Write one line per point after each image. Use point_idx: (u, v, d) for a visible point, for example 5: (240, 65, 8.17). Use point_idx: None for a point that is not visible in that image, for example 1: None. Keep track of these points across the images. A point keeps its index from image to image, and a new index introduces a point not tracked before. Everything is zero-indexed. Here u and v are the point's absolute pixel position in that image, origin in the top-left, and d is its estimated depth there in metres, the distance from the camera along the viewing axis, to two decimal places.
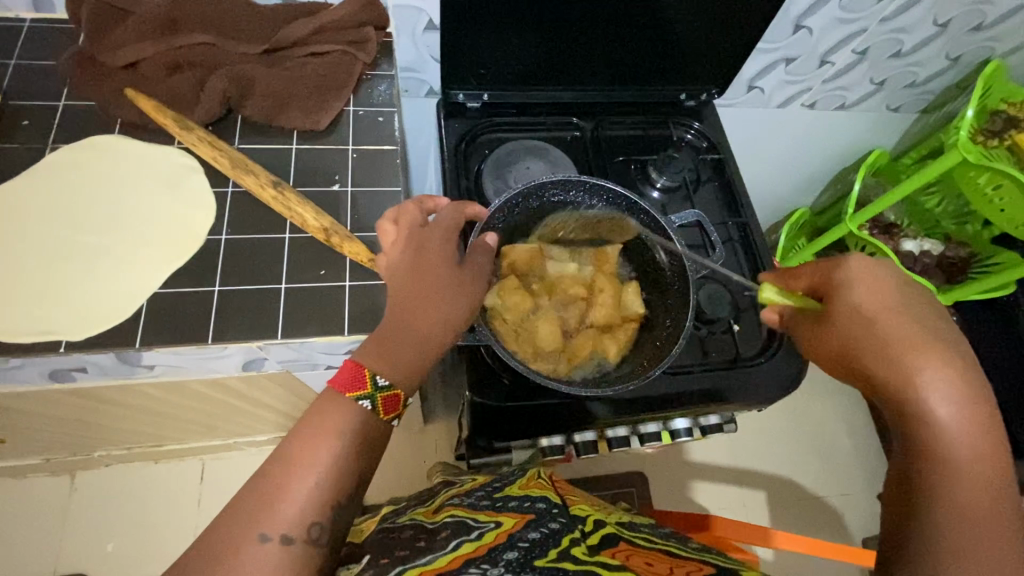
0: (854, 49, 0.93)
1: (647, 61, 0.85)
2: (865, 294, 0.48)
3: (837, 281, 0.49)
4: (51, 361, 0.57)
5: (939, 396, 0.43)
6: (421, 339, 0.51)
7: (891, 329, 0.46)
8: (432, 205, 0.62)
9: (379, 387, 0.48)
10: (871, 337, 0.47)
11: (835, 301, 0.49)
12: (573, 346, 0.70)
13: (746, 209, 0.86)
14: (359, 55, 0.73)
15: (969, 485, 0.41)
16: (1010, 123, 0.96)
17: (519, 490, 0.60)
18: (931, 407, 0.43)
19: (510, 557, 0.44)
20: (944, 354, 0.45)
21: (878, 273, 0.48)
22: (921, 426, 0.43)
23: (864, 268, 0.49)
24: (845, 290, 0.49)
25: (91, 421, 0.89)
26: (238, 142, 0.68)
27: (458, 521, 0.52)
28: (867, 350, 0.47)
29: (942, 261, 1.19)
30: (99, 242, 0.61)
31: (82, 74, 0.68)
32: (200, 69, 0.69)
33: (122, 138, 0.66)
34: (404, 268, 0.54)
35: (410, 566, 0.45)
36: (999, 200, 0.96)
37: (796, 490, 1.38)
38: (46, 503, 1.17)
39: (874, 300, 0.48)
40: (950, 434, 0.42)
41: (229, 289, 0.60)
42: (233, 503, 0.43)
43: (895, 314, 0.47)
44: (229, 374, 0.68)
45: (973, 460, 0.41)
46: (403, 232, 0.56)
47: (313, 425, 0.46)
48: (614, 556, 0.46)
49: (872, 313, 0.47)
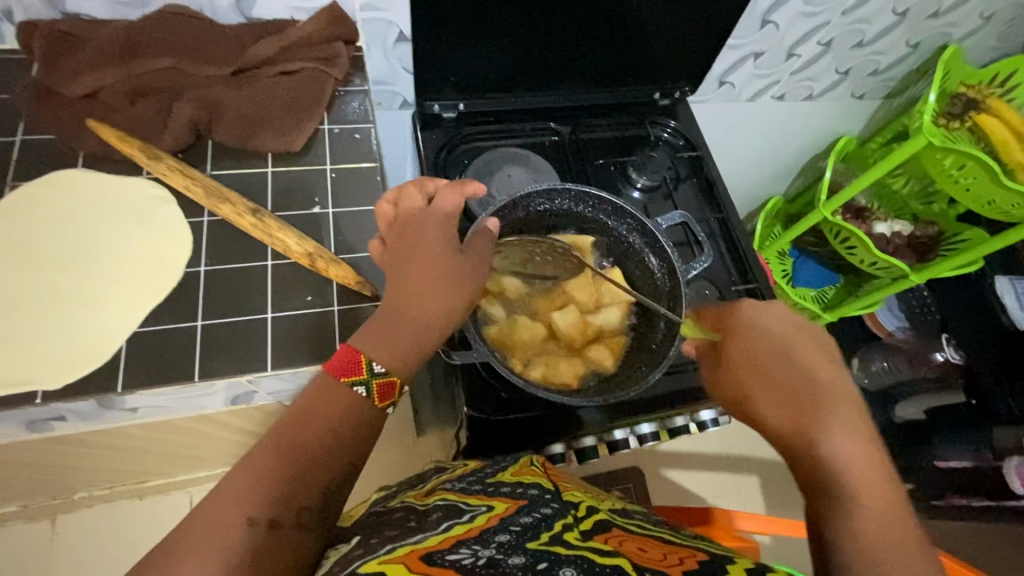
0: (819, 40, 0.95)
1: (619, 65, 0.86)
2: (756, 331, 0.52)
3: (734, 321, 0.54)
4: (29, 413, 0.55)
5: (825, 431, 0.43)
6: (414, 326, 0.52)
7: (774, 364, 0.49)
8: (432, 187, 0.61)
9: (373, 373, 0.47)
10: (760, 370, 0.49)
11: (734, 338, 0.53)
12: (557, 363, 0.69)
13: (727, 205, 0.87)
14: (330, 71, 0.71)
15: (876, 502, 0.39)
16: (970, 105, 1.00)
17: (510, 476, 0.59)
18: (818, 426, 0.44)
19: (502, 539, 0.42)
20: (822, 384, 0.46)
21: (765, 315, 0.53)
22: (809, 444, 0.43)
23: (755, 314, 0.53)
24: (742, 332, 0.52)
25: (69, 466, 0.85)
26: (210, 168, 0.66)
27: (448, 504, 0.51)
28: (762, 384, 0.49)
29: (912, 241, 1.23)
30: (68, 285, 0.58)
31: (39, 105, 0.65)
32: (165, 95, 0.66)
33: (88, 172, 0.63)
34: (400, 253, 0.56)
35: (400, 544, 0.42)
36: (964, 180, 0.99)
37: (788, 472, 1.41)
38: (24, 553, 1.12)
39: (761, 342, 0.51)
40: (840, 457, 0.42)
41: (215, 323, 0.58)
42: (221, 488, 0.41)
43: (782, 355, 0.49)
44: (217, 409, 0.65)
45: (869, 482, 0.40)
46: (398, 216, 0.58)
47: (302, 411, 0.45)
48: (608, 542, 0.44)
49: (759, 351, 0.50)
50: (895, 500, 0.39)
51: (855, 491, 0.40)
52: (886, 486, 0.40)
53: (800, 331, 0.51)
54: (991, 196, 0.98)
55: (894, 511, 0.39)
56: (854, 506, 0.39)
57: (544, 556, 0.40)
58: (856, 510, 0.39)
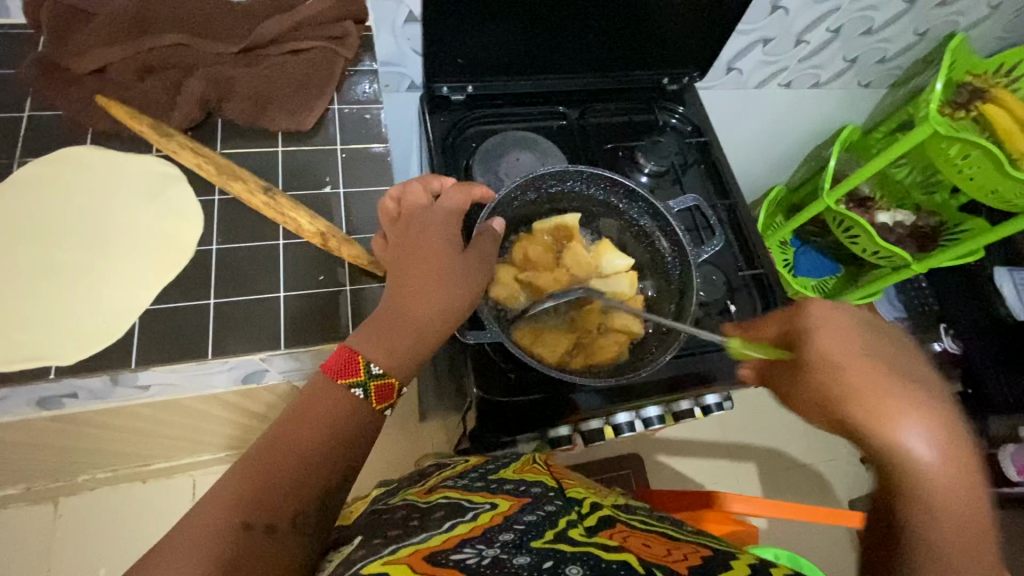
0: (827, 27, 0.95)
1: (629, 50, 0.85)
2: (828, 332, 0.43)
3: (804, 322, 0.45)
4: (41, 389, 0.55)
5: (917, 446, 0.40)
6: (415, 324, 0.52)
7: (857, 373, 0.42)
8: (438, 184, 0.63)
9: (372, 375, 0.48)
10: (841, 380, 0.42)
11: (806, 341, 0.44)
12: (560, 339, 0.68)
13: (734, 190, 0.87)
14: (341, 51, 0.70)
15: (954, 516, 0.39)
16: (975, 95, 1.01)
17: (513, 473, 0.59)
18: (908, 447, 0.40)
19: (507, 538, 0.43)
20: (914, 390, 0.41)
21: (837, 311, 0.45)
22: (902, 464, 0.40)
23: (828, 309, 0.44)
24: (813, 335, 0.44)
25: (76, 446, 0.85)
26: (220, 146, 0.66)
27: (452, 503, 0.51)
28: (847, 396, 0.42)
29: (915, 230, 1.24)
30: (78, 262, 0.57)
31: (47, 82, 0.64)
32: (174, 72, 0.65)
33: (98, 149, 0.63)
34: (403, 250, 0.56)
35: (403, 545, 0.42)
36: (968, 168, 0.99)
37: (786, 459, 1.43)
38: (28, 534, 1.12)
39: (838, 345, 0.43)
40: (928, 478, 0.39)
41: (227, 301, 0.58)
42: (227, 485, 0.41)
43: (870, 361, 0.42)
44: (227, 389, 0.65)
45: (952, 497, 0.39)
46: (403, 212, 0.59)
47: (300, 411, 0.46)
48: (613, 538, 0.44)
49: (839, 357, 0.43)
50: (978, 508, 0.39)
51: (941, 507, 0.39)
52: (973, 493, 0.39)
53: (870, 325, 0.44)
54: (995, 185, 0.98)
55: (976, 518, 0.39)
56: (942, 526, 0.39)
57: (549, 555, 0.40)
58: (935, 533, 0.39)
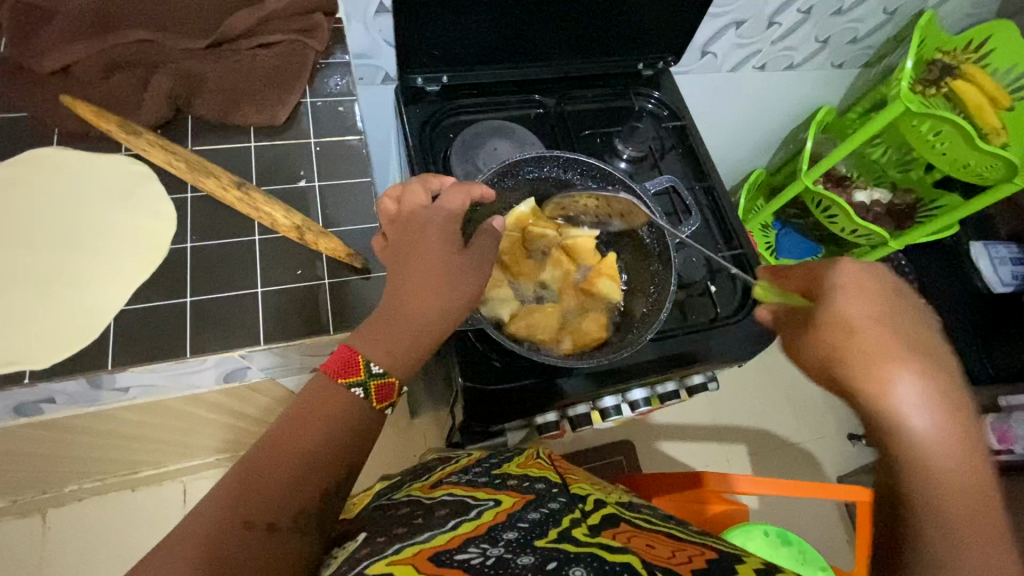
0: (799, 8, 0.96)
1: (603, 37, 0.86)
2: (853, 298, 0.44)
3: (831, 286, 0.45)
4: (18, 395, 0.54)
5: (916, 414, 0.41)
6: (414, 323, 0.51)
7: (873, 338, 0.43)
8: (438, 183, 0.60)
9: (371, 374, 0.47)
10: (854, 344, 0.43)
11: (826, 301, 0.45)
12: (578, 326, 0.71)
13: (711, 173, 0.88)
14: (311, 43, 0.70)
15: (957, 480, 0.40)
16: (946, 71, 1.02)
17: (517, 469, 0.60)
18: (909, 411, 0.41)
19: (511, 538, 0.42)
20: (915, 357, 0.42)
21: (869, 280, 0.45)
22: (900, 430, 0.41)
23: (859, 276, 0.45)
24: (834, 300, 0.45)
25: (59, 455, 0.84)
26: (191, 143, 0.65)
27: (457, 499, 0.51)
28: (857, 358, 0.43)
29: (892, 208, 1.26)
30: (47, 265, 0.56)
31: (9, 83, 0.63)
32: (140, 68, 0.64)
33: (63, 150, 0.62)
34: (402, 251, 0.54)
35: (408, 545, 0.41)
36: (941, 145, 1.00)
37: (775, 439, 1.45)
38: (14, 547, 1.10)
39: (858, 312, 0.44)
40: (928, 434, 0.41)
41: (205, 298, 0.57)
42: (227, 484, 0.41)
43: (883, 326, 0.43)
44: (209, 389, 0.65)
45: (950, 455, 0.40)
46: (402, 214, 0.57)
47: (298, 411, 0.45)
48: (616, 537, 0.44)
49: (856, 320, 0.44)
50: (977, 475, 0.40)
51: (943, 473, 0.40)
52: (974, 462, 0.40)
53: (902, 298, 0.45)
54: (966, 159, 0.99)
55: (979, 489, 0.40)
56: (946, 494, 0.39)
57: (552, 555, 0.39)
58: (938, 488, 0.40)
